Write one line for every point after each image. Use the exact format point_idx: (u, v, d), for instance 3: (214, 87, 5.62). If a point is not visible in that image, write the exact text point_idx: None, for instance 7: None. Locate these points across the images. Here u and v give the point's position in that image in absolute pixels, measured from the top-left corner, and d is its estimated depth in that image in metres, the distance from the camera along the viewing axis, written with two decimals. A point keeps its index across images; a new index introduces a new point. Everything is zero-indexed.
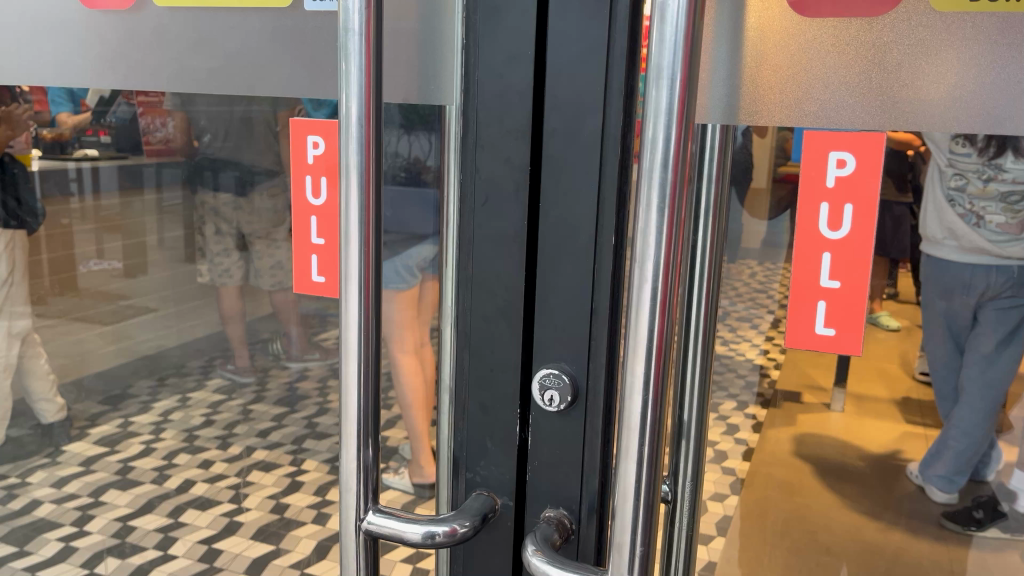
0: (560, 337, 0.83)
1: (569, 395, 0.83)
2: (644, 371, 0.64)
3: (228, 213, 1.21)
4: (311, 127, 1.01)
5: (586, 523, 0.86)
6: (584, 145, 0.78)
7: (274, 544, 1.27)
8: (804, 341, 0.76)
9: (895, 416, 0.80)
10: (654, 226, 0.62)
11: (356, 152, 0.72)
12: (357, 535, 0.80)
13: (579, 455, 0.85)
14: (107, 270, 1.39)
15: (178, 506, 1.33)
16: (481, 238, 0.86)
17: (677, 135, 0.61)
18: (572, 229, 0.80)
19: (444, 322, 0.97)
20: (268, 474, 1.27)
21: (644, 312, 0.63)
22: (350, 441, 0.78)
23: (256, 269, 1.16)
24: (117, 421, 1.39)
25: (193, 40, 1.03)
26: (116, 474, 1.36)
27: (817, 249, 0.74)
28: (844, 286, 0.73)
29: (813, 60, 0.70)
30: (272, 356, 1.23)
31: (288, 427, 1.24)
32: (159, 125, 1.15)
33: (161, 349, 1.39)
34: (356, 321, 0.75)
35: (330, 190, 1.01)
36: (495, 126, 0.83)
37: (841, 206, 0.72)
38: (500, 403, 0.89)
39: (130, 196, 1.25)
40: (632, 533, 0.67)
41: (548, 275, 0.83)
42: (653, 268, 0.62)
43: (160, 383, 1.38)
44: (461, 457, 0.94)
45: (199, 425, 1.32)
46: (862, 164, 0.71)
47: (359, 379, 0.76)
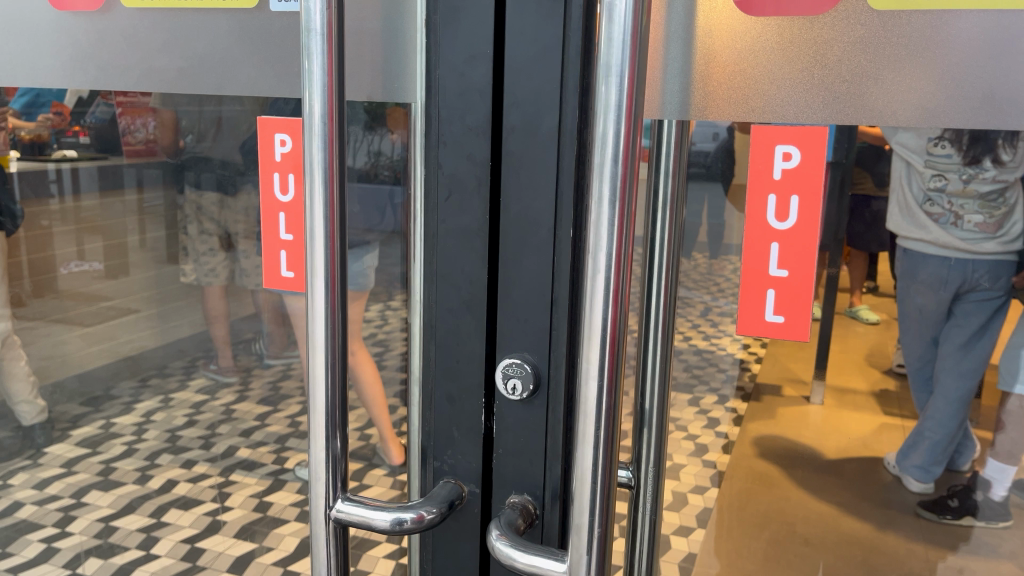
0: (524, 330, 0.84)
1: (531, 383, 0.84)
2: (599, 358, 0.65)
3: (212, 211, 1.16)
4: (279, 126, 1.03)
5: (550, 508, 0.87)
6: (542, 142, 0.79)
7: (257, 542, 1.30)
8: (756, 328, 0.80)
9: (874, 408, 0.80)
10: (606, 218, 0.63)
11: (320, 148, 0.73)
12: (327, 525, 0.80)
13: (543, 443, 0.86)
14: (89, 271, 1.31)
15: (160, 506, 1.33)
16: (446, 234, 0.87)
17: (626, 130, 0.62)
18: (531, 224, 0.82)
19: (415, 311, 1.00)
20: (252, 473, 1.28)
21: (598, 300, 0.64)
22: (319, 433, 0.78)
23: (242, 270, 1.17)
24: (100, 422, 1.36)
25: (162, 42, 1.04)
26: (99, 475, 1.36)
27: (767, 239, 0.77)
28: (792, 275, 0.77)
29: (760, 57, 0.73)
30: (257, 355, 1.22)
31: (272, 426, 1.24)
32: (139, 126, 1.16)
33: (143, 350, 1.30)
34: (323, 314, 0.76)
35: (297, 188, 1.04)
36: (456, 124, 0.84)
37: (787, 198, 0.75)
38: (466, 393, 0.90)
39: (111, 197, 1.24)
40: (590, 515, 0.68)
41: (513, 266, 0.83)
42: (605, 259, 0.63)
43: (144, 385, 1.32)
44: (429, 445, 0.94)
45: (182, 425, 1.31)
46: (807, 158, 0.74)
47: (325, 375, 0.77)
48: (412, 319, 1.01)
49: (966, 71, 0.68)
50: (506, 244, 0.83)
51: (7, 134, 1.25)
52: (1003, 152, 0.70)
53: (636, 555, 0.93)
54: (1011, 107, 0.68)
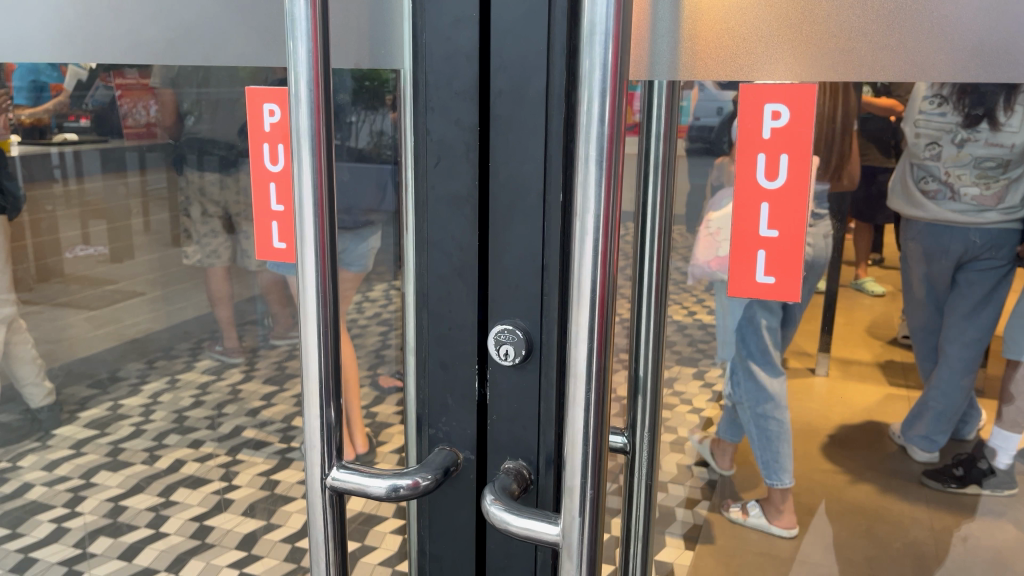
0: (511, 294, 0.85)
1: (523, 348, 0.84)
2: (588, 321, 0.65)
3: (215, 193, 1.16)
4: (267, 96, 1.01)
5: (544, 473, 0.87)
6: (529, 106, 0.79)
7: (263, 519, 1.29)
8: (748, 290, 0.78)
9: (879, 379, 0.81)
10: (593, 179, 0.63)
11: (306, 116, 0.72)
12: (323, 492, 0.81)
13: (535, 408, 0.86)
14: (94, 256, 1.32)
15: (168, 486, 1.35)
16: (436, 200, 0.87)
17: (613, 94, 0.62)
18: (522, 187, 0.81)
19: (407, 279, 0.99)
20: (258, 453, 1.26)
21: (586, 262, 0.64)
22: (313, 402, 0.79)
23: (244, 250, 1.18)
24: (107, 404, 1.38)
25: (149, 12, 1.03)
26: (106, 456, 1.39)
27: (756, 200, 0.75)
28: (782, 235, 0.75)
29: (748, 14, 0.72)
30: (261, 335, 1.22)
31: (278, 405, 1.24)
32: (141, 109, 1.16)
33: (150, 332, 1.33)
34: (313, 284, 0.76)
35: (287, 158, 1.01)
36: (444, 89, 0.84)
37: (777, 156, 0.74)
38: (458, 359, 0.90)
39: (114, 178, 1.25)
40: (583, 478, 0.68)
41: (505, 232, 0.83)
42: (594, 221, 0.63)
43: (150, 367, 1.34)
44: (423, 412, 0.95)
45: (188, 406, 1.31)
46: (797, 116, 0.72)
47: (317, 343, 0.77)
48: (405, 284, 1.00)
49: (959, 25, 0.67)
50: (496, 209, 0.83)
51: (7, 117, 1.25)
52: (1002, 114, 0.69)
53: (633, 518, 0.91)
54: (1008, 63, 0.67)
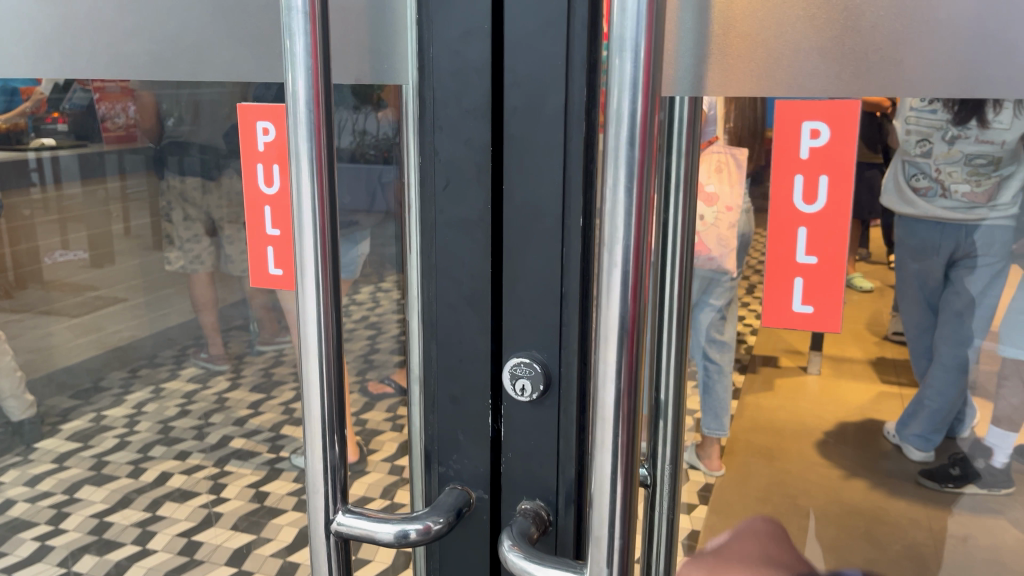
0: (527, 326, 0.83)
1: (541, 382, 0.82)
2: (616, 360, 0.63)
3: (196, 198, 1.14)
4: (262, 114, 0.97)
5: (564, 513, 0.85)
6: (547, 122, 0.77)
7: (256, 533, 1.26)
8: (782, 320, 0.74)
9: (872, 377, 0.80)
10: (622, 206, 0.61)
11: (306, 136, 0.70)
12: (327, 539, 0.78)
13: (554, 444, 0.84)
14: (74, 261, 1.30)
15: (154, 500, 1.31)
16: (444, 224, 0.85)
17: (644, 114, 0.60)
18: (538, 210, 0.79)
19: (411, 311, 0.95)
20: (246, 463, 1.24)
21: (615, 296, 0.62)
22: (315, 442, 0.77)
23: (228, 256, 1.15)
24: (90, 415, 1.35)
25: (129, 24, 0.99)
26: (91, 470, 1.35)
27: (793, 224, 0.71)
28: (822, 261, 0.70)
29: (783, 25, 0.68)
30: (249, 341, 1.20)
31: (266, 414, 1.21)
32: (119, 111, 1.13)
33: (132, 340, 1.30)
34: (314, 316, 0.74)
35: (282, 179, 0.97)
36: (453, 106, 0.82)
37: (816, 177, 0.69)
38: (470, 394, 0.88)
39: (93, 185, 1.23)
40: (610, 526, 0.66)
41: (520, 259, 0.81)
42: (623, 251, 0.62)
43: (133, 376, 1.31)
44: (433, 449, 0.93)
45: (174, 416, 1.28)
46: (837, 135, 0.68)
47: (320, 378, 0.75)
48: (409, 320, 0.96)
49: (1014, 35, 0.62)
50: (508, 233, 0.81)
51: None
52: (991, 113, 0.67)
53: (653, 555, 0.90)
54: None
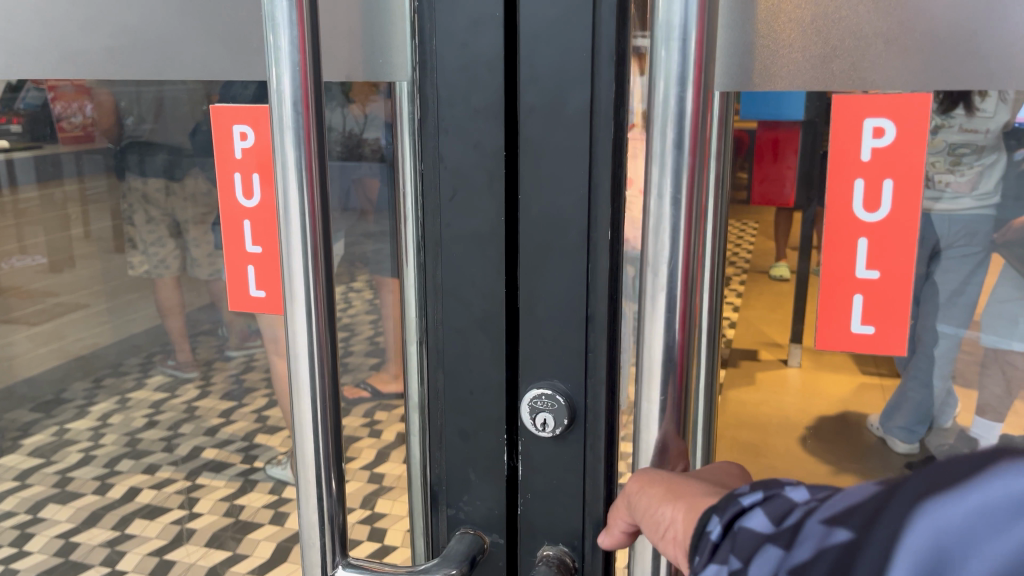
0: (547, 352, 0.79)
1: (565, 417, 0.79)
2: (661, 396, 0.63)
3: (159, 200, 1.11)
4: (236, 116, 0.92)
5: (590, 560, 0.82)
6: (567, 126, 0.73)
7: (230, 550, 1.21)
8: (838, 342, 0.73)
9: (852, 368, 0.76)
10: (670, 217, 0.59)
11: (294, 146, 0.66)
12: None
13: (579, 483, 0.81)
14: (32, 266, 1.26)
15: (123, 518, 1.25)
16: (451, 239, 0.81)
17: (694, 119, 0.58)
18: (558, 222, 0.75)
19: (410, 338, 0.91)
20: (219, 475, 1.20)
21: (662, 316, 0.61)
22: (308, 487, 0.73)
23: (194, 260, 1.11)
24: (53, 429, 1.31)
25: (88, 17, 0.93)
26: (55, 487, 1.30)
27: (854, 233, 0.70)
28: (884, 276, 0.70)
29: (846, 12, 0.65)
30: (217, 346, 1.14)
31: (238, 422, 1.17)
32: (75, 110, 1.07)
33: (95, 348, 1.25)
34: (306, 349, 0.71)
35: (263, 189, 0.93)
36: (460, 105, 0.78)
37: (879, 182, 0.68)
38: (482, 428, 0.85)
39: (50, 187, 1.19)
40: (654, 560, 0.65)
41: (545, 279, 0.77)
42: (670, 269, 0.60)
43: (98, 386, 1.26)
44: (441, 489, 0.89)
45: (141, 427, 1.23)
46: (902, 135, 0.66)
47: (313, 417, 0.72)
48: (406, 349, 0.92)
49: None
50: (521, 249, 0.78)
51: None
52: (978, 97, 0.65)
53: None
54: None
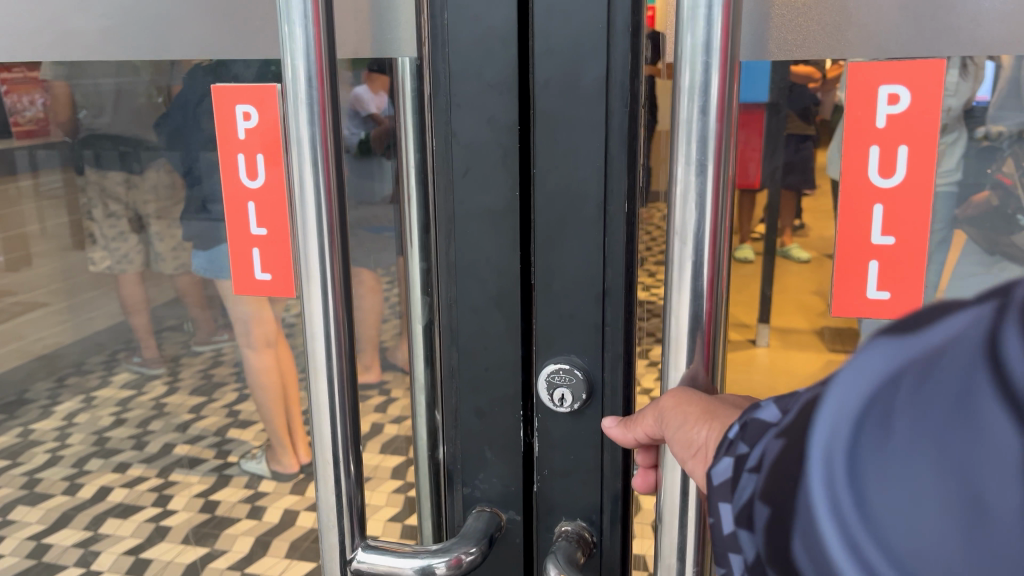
0: (565, 327, 0.80)
1: (583, 391, 0.81)
2: (689, 362, 0.62)
3: (118, 192, 1.07)
4: (241, 97, 0.92)
5: (609, 535, 0.85)
6: (585, 98, 0.73)
7: (209, 545, 1.20)
8: (855, 308, 0.76)
9: (818, 347, 0.78)
10: (698, 186, 0.58)
11: (308, 125, 0.65)
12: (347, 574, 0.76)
13: (595, 456, 0.83)
14: None
15: (96, 517, 1.24)
16: (466, 216, 0.81)
17: (720, 86, 0.57)
18: (577, 196, 0.76)
19: (416, 316, 0.95)
20: (193, 471, 1.18)
21: (689, 289, 0.60)
22: (328, 474, 0.73)
23: (158, 253, 1.09)
24: (17, 430, 1.26)
25: None
26: (24, 489, 1.27)
27: (868, 202, 0.73)
28: (899, 243, 0.73)
29: None
30: (183, 341, 1.13)
31: (208, 418, 1.15)
32: (28, 103, 1.05)
33: (57, 348, 1.21)
34: (323, 333, 0.70)
35: (267, 170, 0.94)
36: (473, 80, 0.78)
37: (894, 148, 0.71)
38: (498, 406, 0.86)
39: (4, 181, 1.14)
40: (682, 536, 0.63)
41: (562, 254, 0.78)
42: (698, 239, 0.59)
43: (60, 385, 1.23)
44: (456, 469, 0.90)
45: (110, 426, 1.20)
46: (916, 102, 0.69)
47: (331, 404, 0.71)
48: (409, 326, 0.96)
49: None
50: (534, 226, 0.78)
51: None
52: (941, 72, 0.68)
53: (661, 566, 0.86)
54: None
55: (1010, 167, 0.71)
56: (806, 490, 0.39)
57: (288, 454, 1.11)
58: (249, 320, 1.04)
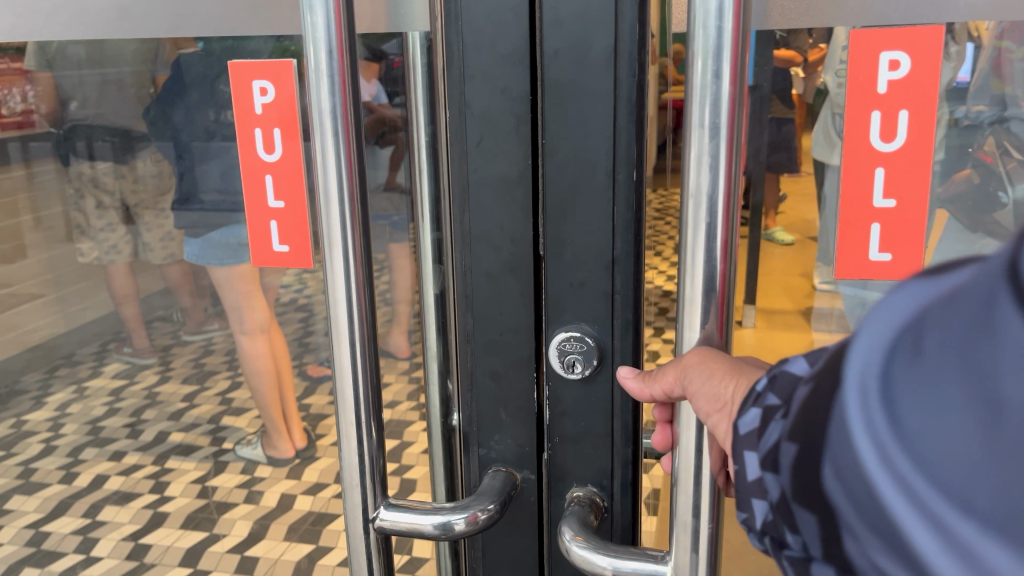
0: (574, 297, 0.81)
1: (594, 358, 0.81)
2: (703, 325, 0.62)
3: (108, 183, 1.07)
4: (257, 71, 0.87)
5: (619, 500, 0.86)
6: (594, 65, 0.74)
7: (207, 530, 1.21)
8: (859, 269, 0.74)
9: (804, 327, 0.82)
10: (712, 148, 0.58)
11: (330, 95, 0.67)
12: (367, 536, 0.78)
13: (605, 425, 0.84)
14: None
15: (93, 506, 1.24)
16: (478, 184, 0.81)
17: (733, 52, 0.56)
18: (586, 165, 0.76)
19: (427, 287, 0.94)
20: (189, 458, 1.19)
21: (703, 252, 0.60)
22: (351, 436, 0.76)
23: (147, 243, 1.09)
24: (9, 422, 1.25)
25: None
26: (20, 479, 1.26)
27: (871, 163, 0.71)
28: (901, 204, 0.71)
29: None
30: (173, 331, 1.12)
31: (202, 406, 1.15)
32: (13, 95, 1.03)
33: (50, 338, 1.21)
34: (348, 295, 0.72)
35: (285, 145, 0.88)
36: (485, 52, 0.78)
37: (895, 113, 0.70)
38: (513, 368, 0.86)
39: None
40: (699, 501, 0.64)
41: (572, 224, 0.79)
42: (711, 201, 0.59)
43: (52, 375, 1.22)
44: (471, 431, 0.91)
45: (103, 415, 1.22)
46: (918, 63, 0.68)
47: (352, 366, 0.74)
48: (421, 296, 0.95)
49: None
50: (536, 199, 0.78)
51: None
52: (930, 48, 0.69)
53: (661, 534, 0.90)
54: None
55: (988, 142, 0.73)
56: (840, 420, 0.38)
57: (284, 440, 1.12)
58: (241, 309, 1.06)
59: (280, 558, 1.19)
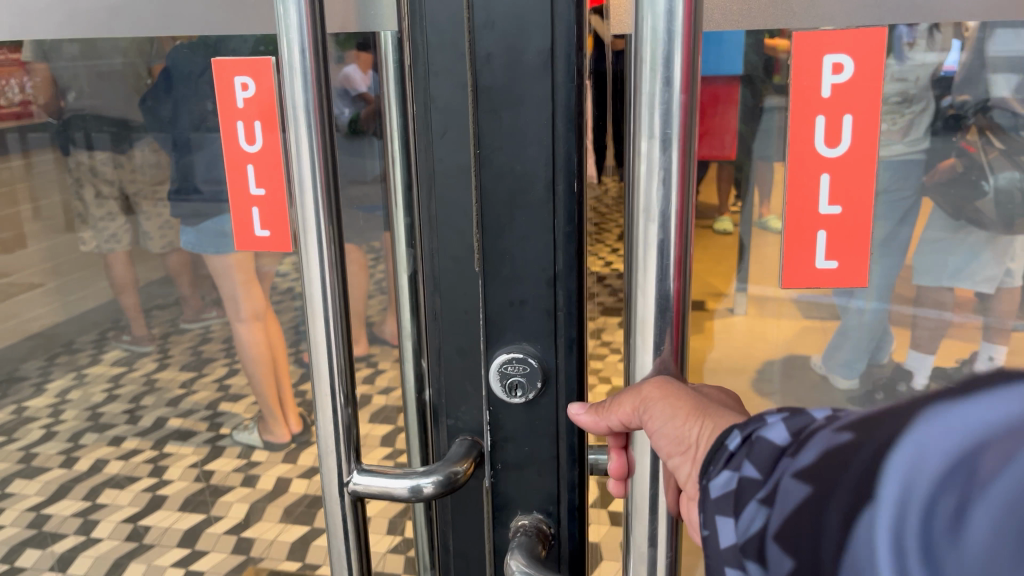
0: (514, 315, 0.71)
1: (538, 380, 0.71)
2: (657, 346, 0.57)
3: (108, 173, 1.08)
4: (237, 67, 0.85)
5: (566, 524, 0.75)
6: (530, 71, 0.64)
7: (204, 513, 1.22)
8: (804, 279, 0.73)
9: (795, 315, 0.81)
10: (659, 161, 0.53)
11: (302, 89, 0.60)
12: (342, 499, 0.69)
13: (550, 451, 0.74)
14: None
15: (93, 489, 1.28)
16: (444, 175, 0.70)
17: (685, 58, 0.51)
18: (523, 178, 0.67)
19: (399, 270, 0.87)
20: (186, 443, 1.22)
21: (653, 274, 0.55)
22: (329, 458, 0.69)
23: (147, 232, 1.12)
24: (11, 408, 1.26)
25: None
26: (21, 463, 1.28)
27: (817, 170, 0.69)
28: (846, 210, 0.70)
29: None
30: (172, 318, 1.17)
31: (199, 393, 1.19)
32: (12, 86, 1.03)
33: (52, 326, 1.23)
34: (323, 315, 0.65)
35: (265, 137, 0.87)
36: (446, 48, 0.66)
37: (840, 118, 0.68)
38: (472, 351, 0.74)
39: None
40: (653, 544, 0.59)
41: (513, 245, 0.69)
42: (661, 219, 0.54)
43: (52, 363, 1.26)
44: (440, 403, 0.77)
45: (101, 402, 1.24)
46: (861, 72, 0.66)
47: (331, 395, 0.67)
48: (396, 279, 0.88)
49: None
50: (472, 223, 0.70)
51: None
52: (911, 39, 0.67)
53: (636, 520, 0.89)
54: None
55: (970, 128, 0.74)
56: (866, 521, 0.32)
57: (279, 425, 1.12)
58: (236, 297, 1.08)
59: (276, 539, 1.19)
